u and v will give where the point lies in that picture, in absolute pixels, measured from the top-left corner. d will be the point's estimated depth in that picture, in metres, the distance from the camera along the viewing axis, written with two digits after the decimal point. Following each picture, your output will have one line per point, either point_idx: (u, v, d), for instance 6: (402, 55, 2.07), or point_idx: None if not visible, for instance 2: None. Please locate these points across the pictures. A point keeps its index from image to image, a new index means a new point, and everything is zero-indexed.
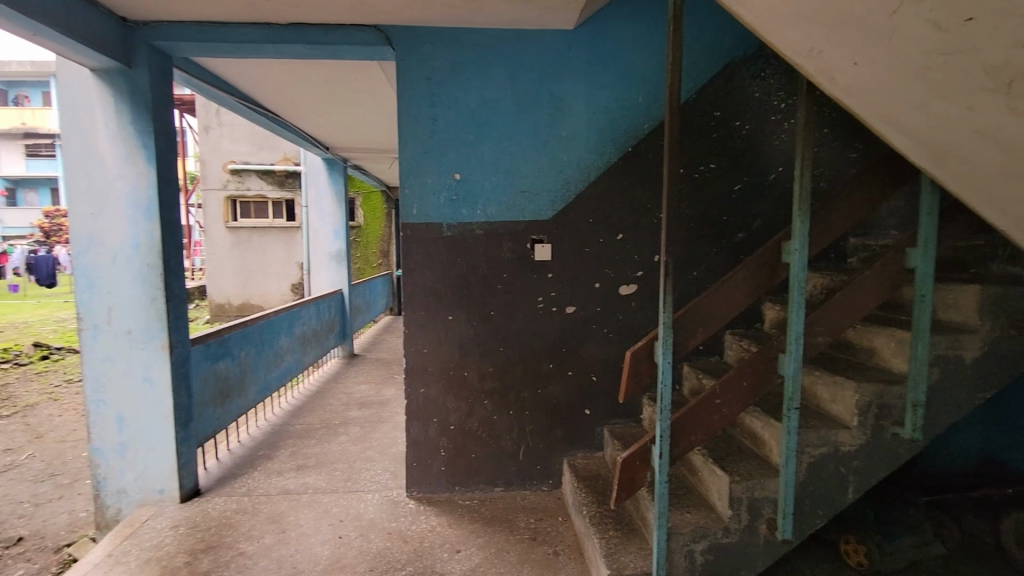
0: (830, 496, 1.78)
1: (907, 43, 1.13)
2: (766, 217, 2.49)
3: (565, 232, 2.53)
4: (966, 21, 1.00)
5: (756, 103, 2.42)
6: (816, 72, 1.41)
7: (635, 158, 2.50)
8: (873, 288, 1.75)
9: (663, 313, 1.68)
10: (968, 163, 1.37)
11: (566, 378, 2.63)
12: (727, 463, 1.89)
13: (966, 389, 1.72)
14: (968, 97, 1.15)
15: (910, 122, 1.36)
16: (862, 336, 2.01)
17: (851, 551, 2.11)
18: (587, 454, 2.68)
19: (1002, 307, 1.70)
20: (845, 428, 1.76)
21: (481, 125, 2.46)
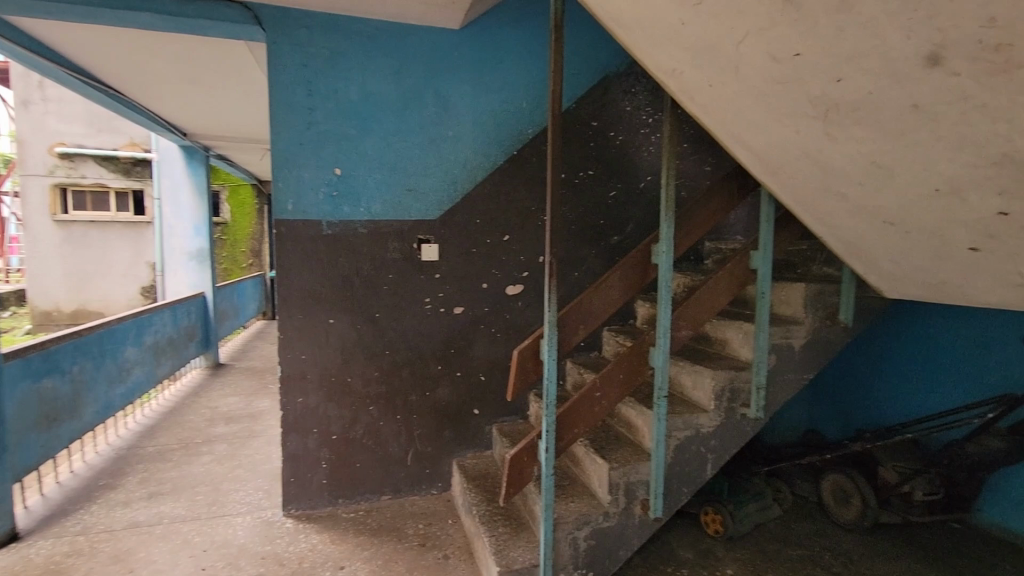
0: (693, 474, 1.97)
1: (751, 71, 1.28)
2: (637, 222, 2.70)
3: (452, 232, 2.52)
4: (794, 56, 1.16)
5: (628, 116, 2.61)
6: (679, 91, 1.57)
7: (520, 162, 2.56)
8: (725, 286, 1.98)
9: (548, 311, 1.75)
10: (796, 178, 1.61)
11: (454, 379, 2.61)
12: (606, 452, 2.01)
13: (796, 371, 2.01)
14: (796, 121, 1.35)
15: (752, 140, 1.56)
16: (716, 329, 2.26)
17: (710, 520, 2.38)
18: (476, 454, 2.69)
19: (821, 302, 2.01)
20: (704, 411, 1.97)
21: (363, 118, 2.35)
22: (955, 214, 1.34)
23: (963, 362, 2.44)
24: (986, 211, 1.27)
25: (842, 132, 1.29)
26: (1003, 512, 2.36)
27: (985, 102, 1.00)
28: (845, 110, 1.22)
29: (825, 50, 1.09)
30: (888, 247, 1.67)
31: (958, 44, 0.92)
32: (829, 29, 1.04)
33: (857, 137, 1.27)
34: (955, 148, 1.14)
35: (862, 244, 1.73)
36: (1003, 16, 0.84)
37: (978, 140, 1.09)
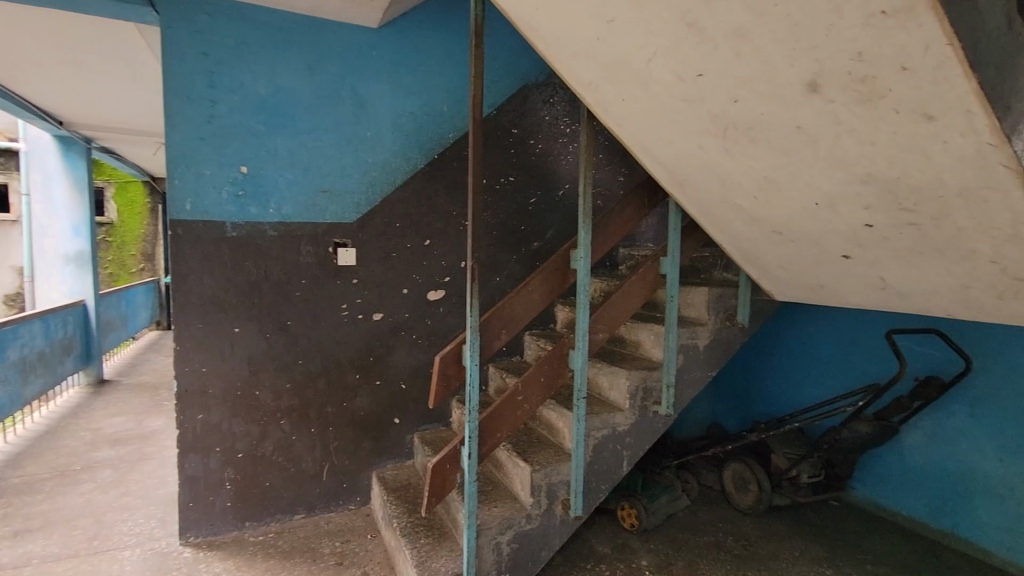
0: (610, 471, 2.04)
1: (659, 87, 1.37)
2: (556, 228, 2.78)
3: (371, 236, 2.44)
4: (697, 76, 1.25)
5: (547, 125, 2.68)
6: (594, 103, 1.63)
7: (440, 166, 2.54)
8: (638, 290, 2.08)
9: (471, 317, 1.75)
10: (699, 190, 1.73)
11: (373, 389, 2.53)
12: (528, 454, 2.04)
13: (701, 369, 2.16)
14: (699, 136, 1.45)
15: (661, 153, 1.66)
16: (630, 332, 2.37)
17: (626, 514, 2.49)
18: (396, 464, 2.61)
19: (722, 304, 2.18)
20: (620, 410, 2.06)
21: (273, 114, 2.22)
22: (830, 226, 1.51)
23: (838, 356, 2.74)
24: (855, 223, 1.43)
25: (738, 148, 1.40)
26: (873, 487, 2.67)
27: (853, 127, 1.14)
28: (741, 128, 1.33)
29: (724, 72, 1.19)
30: (777, 255, 1.84)
31: (833, 74, 1.05)
32: (727, 53, 1.14)
33: (751, 153, 1.40)
34: (830, 167, 1.28)
35: (756, 251, 1.89)
36: (867, 52, 0.96)
37: (848, 160, 1.23)
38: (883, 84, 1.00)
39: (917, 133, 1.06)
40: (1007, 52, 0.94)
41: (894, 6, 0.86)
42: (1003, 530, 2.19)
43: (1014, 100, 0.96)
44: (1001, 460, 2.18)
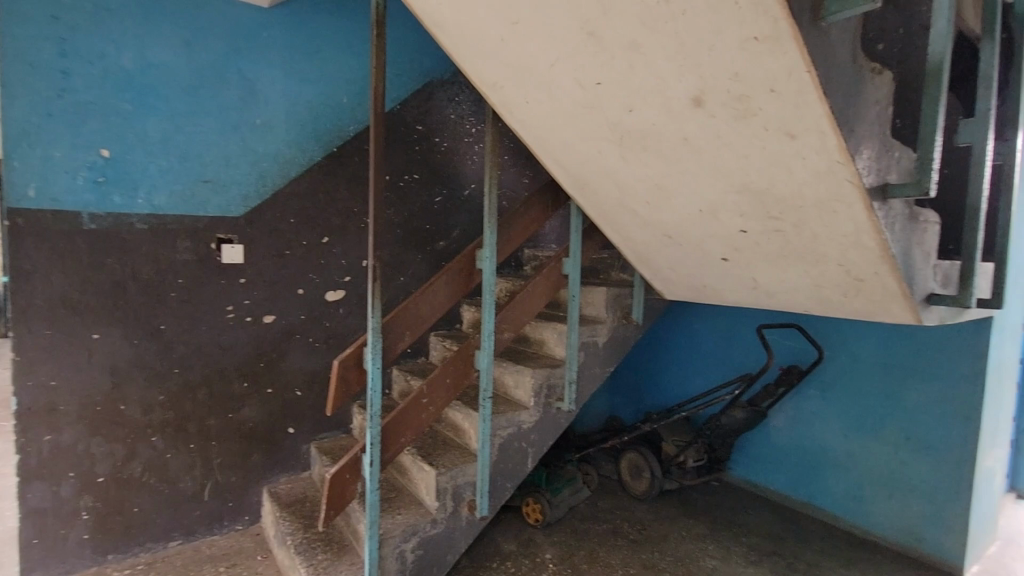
0: (515, 469, 2.07)
1: (560, 92, 1.41)
2: (462, 228, 2.76)
3: (261, 232, 2.26)
4: (596, 84, 1.31)
5: (452, 124, 2.66)
6: (499, 104, 1.64)
7: (339, 160, 2.42)
8: (542, 290, 2.13)
9: (373, 318, 1.68)
10: (597, 193, 1.81)
11: (263, 397, 2.34)
12: (433, 457, 2.00)
13: (600, 365, 2.26)
14: (598, 143, 1.52)
15: (563, 156, 1.71)
16: (534, 330, 2.42)
17: (531, 510, 2.54)
18: (290, 477, 2.43)
19: (619, 303, 2.30)
20: (525, 408, 2.09)
21: (142, 92, 1.97)
22: (712, 231, 1.65)
23: (718, 349, 3.02)
24: (732, 229, 1.58)
25: (633, 155, 1.49)
26: (746, 466, 2.97)
27: (731, 141, 1.25)
28: (635, 137, 1.41)
29: (621, 82, 1.26)
30: (667, 257, 1.98)
31: (714, 91, 1.14)
32: (623, 64, 1.20)
33: (644, 160, 1.48)
34: (712, 177, 1.40)
35: (649, 253, 2.02)
36: (743, 73, 1.06)
37: (727, 171, 1.35)
38: (756, 104, 1.11)
39: (783, 149, 1.19)
40: (851, 83, 1.09)
41: (765, 33, 0.95)
42: (848, 496, 2.54)
43: (857, 125, 1.12)
44: (847, 435, 2.53)
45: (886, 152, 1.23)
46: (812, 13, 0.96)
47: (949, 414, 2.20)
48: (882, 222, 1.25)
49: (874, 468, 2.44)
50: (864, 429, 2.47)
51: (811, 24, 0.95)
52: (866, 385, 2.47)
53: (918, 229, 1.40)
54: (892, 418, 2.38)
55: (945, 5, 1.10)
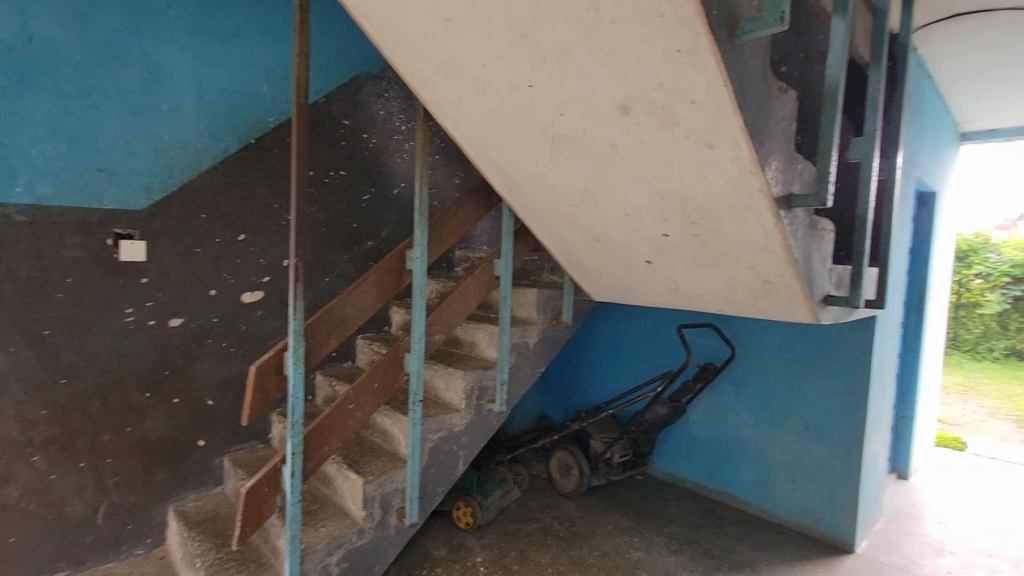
0: (445, 474, 2.03)
1: (492, 93, 1.41)
2: (391, 228, 2.69)
3: (167, 227, 2.07)
4: (528, 87, 1.32)
5: (381, 120, 2.59)
6: (430, 101, 1.60)
7: (258, 152, 2.27)
8: (474, 291, 2.12)
9: (294, 321, 1.59)
10: (528, 195, 1.82)
11: (169, 407, 2.15)
12: (359, 465, 1.92)
13: (530, 366, 2.28)
14: (530, 146, 1.54)
15: (495, 157, 1.71)
16: (465, 332, 2.40)
17: (462, 514, 2.52)
18: (201, 494, 2.25)
19: (550, 305, 2.34)
20: (456, 411, 2.06)
21: (23, 67, 1.74)
22: (637, 235, 1.71)
23: (642, 348, 3.15)
24: (656, 233, 1.65)
25: (563, 158, 1.52)
26: (668, 460, 3.12)
27: (655, 148, 1.30)
28: (565, 141, 1.44)
29: (551, 86, 1.28)
30: (595, 259, 2.03)
31: (640, 100, 1.19)
32: (554, 68, 1.22)
33: (574, 164, 1.52)
34: (637, 182, 1.46)
35: (578, 256, 2.07)
36: (666, 84, 1.11)
37: (652, 177, 1.41)
38: (678, 114, 1.17)
39: (702, 158, 1.26)
40: (762, 99, 1.17)
41: (686, 47, 1.01)
42: (758, 483, 2.73)
43: (766, 138, 1.20)
44: (757, 427, 2.73)
45: (790, 164, 1.34)
46: (728, 32, 1.02)
47: (842, 404, 2.43)
48: (787, 229, 1.35)
49: (780, 456, 2.64)
50: (771, 420, 2.67)
51: (727, 41, 1.02)
52: (772, 380, 2.67)
53: (817, 236, 1.54)
54: (795, 409, 2.59)
55: (841, 32, 1.21)
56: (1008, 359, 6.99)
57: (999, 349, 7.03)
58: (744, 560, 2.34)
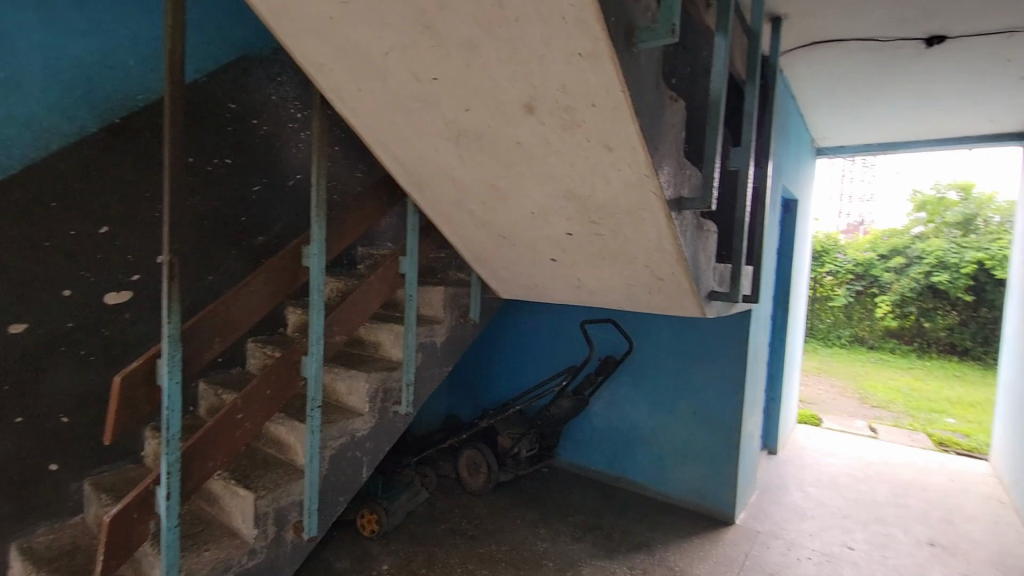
0: (348, 482, 1.93)
1: (395, 84, 1.36)
2: (284, 222, 2.51)
3: (6, 217, 1.73)
4: (432, 79, 1.28)
5: (272, 106, 2.40)
6: (327, 88, 1.51)
7: (122, 134, 2.00)
8: (377, 290, 2.05)
9: (169, 324, 1.42)
10: (434, 192, 1.79)
11: (11, 428, 1.81)
12: (250, 480, 1.77)
13: (437, 365, 2.24)
14: (435, 140, 1.51)
15: (399, 151, 1.65)
16: (369, 332, 2.30)
17: (366, 522, 2.42)
18: (53, 526, 1.94)
19: (456, 303, 2.31)
20: (359, 415, 1.97)
21: None
22: (542, 233, 1.75)
23: (547, 345, 3.23)
24: (560, 232, 1.69)
25: (470, 155, 1.50)
26: (572, 451, 3.23)
27: (559, 148, 1.33)
28: (471, 137, 1.43)
29: (458, 80, 1.26)
30: (501, 257, 2.04)
31: (544, 100, 1.21)
32: (459, 62, 1.20)
33: (480, 161, 1.51)
34: (541, 181, 1.48)
35: (485, 253, 2.07)
36: (569, 85, 1.14)
37: (556, 177, 1.44)
38: (580, 116, 1.20)
39: (602, 160, 1.30)
40: (656, 106, 1.24)
41: (587, 50, 1.04)
42: (654, 467, 2.92)
43: (659, 143, 1.28)
44: (652, 415, 2.91)
45: (680, 169, 1.44)
46: (628, 39, 1.07)
47: (723, 390, 2.68)
48: (678, 230, 1.45)
49: (672, 441, 2.85)
50: (664, 408, 2.87)
51: (626, 47, 1.06)
52: (666, 370, 2.86)
53: (703, 236, 1.67)
54: (684, 397, 2.80)
55: (722, 50, 1.32)
56: (852, 345, 8.03)
57: (845, 336, 8.07)
58: (641, 540, 2.48)
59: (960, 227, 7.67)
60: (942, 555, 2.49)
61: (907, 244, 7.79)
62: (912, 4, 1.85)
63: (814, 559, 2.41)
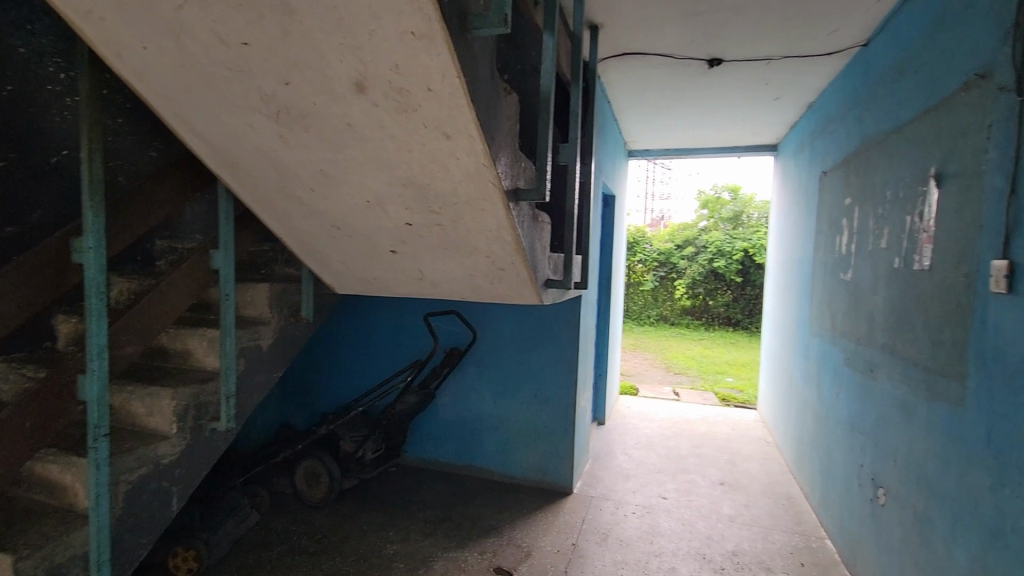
0: (153, 518, 1.62)
1: (194, 45, 1.15)
2: (45, 209, 1.99)
3: None
4: (241, 44, 1.12)
5: (21, 62, 1.84)
6: (98, 42, 1.22)
7: None
8: (182, 290, 1.75)
9: None
10: (250, 176, 1.58)
11: None
12: (5, 540, 1.37)
13: (264, 371, 2.00)
14: (249, 116, 1.32)
15: (204, 127, 1.41)
16: (175, 340, 1.94)
17: (181, 561, 2.07)
18: None
19: (284, 301, 2.08)
20: (164, 439, 1.66)
21: None
22: (378, 223, 1.66)
23: (390, 341, 3.12)
24: (399, 222, 1.63)
25: (293, 136, 1.35)
26: (419, 447, 3.17)
27: (393, 133, 1.27)
28: (295, 115, 1.28)
29: (274, 48, 1.11)
30: (334, 249, 1.89)
31: (376, 79, 1.13)
32: (275, 28, 1.06)
33: (307, 143, 1.37)
34: (376, 168, 1.40)
35: (315, 245, 1.90)
36: (402, 66, 1.08)
37: (392, 164, 1.38)
38: (415, 100, 1.15)
39: (440, 147, 1.28)
40: (491, 97, 1.26)
41: (420, 30, 0.99)
42: (499, 451, 3.02)
43: (495, 134, 1.29)
44: (496, 401, 3.01)
45: (515, 162, 1.48)
46: (461, 24, 1.05)
47: (560, 371, 2.88)
48: (515, 220, 1.49)
49: (516, 425, 2.98)
50: (507, 393, 2.98)
51: (460, 32, 1.05)
52: (507, 358, 2.97)
53: (538, 227, 1.75)
54: (526, 381, 2.94)
55: (550, 48, 1.38)
56: (659, 323, 9.30)
57: (653, 316, 9.32)
58: (491, 523, 2.55)
59: (731, 222, 9.40)
60: (730, 491, 3.04)
61: (696, 236, 9.26)
62: (698, 28, 2.18)
63: (637, 512, 2.73)
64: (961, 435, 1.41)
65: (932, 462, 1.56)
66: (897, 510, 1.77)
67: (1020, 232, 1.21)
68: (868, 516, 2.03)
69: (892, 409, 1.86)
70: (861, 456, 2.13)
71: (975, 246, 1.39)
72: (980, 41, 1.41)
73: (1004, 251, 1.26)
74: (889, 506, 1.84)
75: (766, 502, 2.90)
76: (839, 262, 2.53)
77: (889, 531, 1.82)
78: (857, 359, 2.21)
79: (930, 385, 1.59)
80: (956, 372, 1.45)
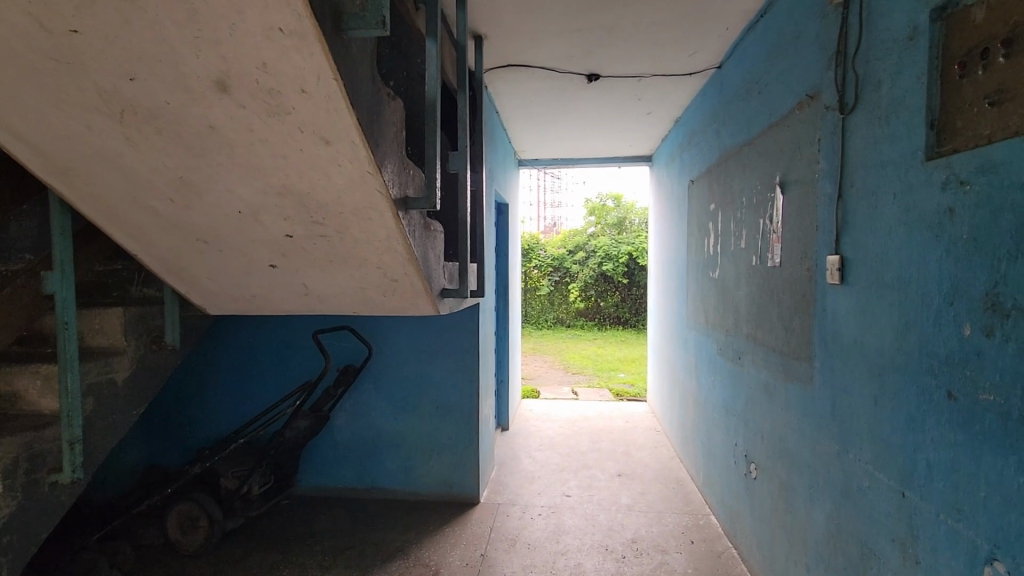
0: None
1: (5, 29, 0.97)
2: None
3: None
4: (70, 31, 0.96)
5: None
6: None
7: None
8: None
9: None
10: (92, 184, 1.36)
11: None
12: None
13: (119, 409, 1.74)
14: (85, 116, 1.14)
15: (25, 127, 1.20)
16: None
17: None
18: None
19: (141, 327, 1.82)
20: None
21: None
22: (253, 236, 1.52)
23: (275, 362, 2.87)
24: (277, 234, 1.50)
25: (143, 139, 1.19)
26: (314, 475, 2.96)
27: (265, 137, 1.17)
28: (144, 115, 1.13)
29: (112, 38, 0.97)
30: (203, 265, 1.71)
31: (240, 77, 1.03)
32: (112, 14, 0.92)
33: (161, 148, 1.21)
34: (246, 174, 1.28)
35: (179, 261, 1.69)
36: (271, 65, 1.00)
37: (264, 171, 1.26)
38: (288, 102, 1.07)
39: (319, 154, 1.20)
40: (373, 101, 1.21)
41: (289, 27, 0.92)
42: (401, 469, 2.91)
43: (380, 140, 1.25)
44: (396, 417, 2.90)
45: (402, 169, 1.43)
46: (334, 22, 1.00)
47: (460, 381, 2.85)
48: (406, 229, 1.44)
49: (418, 440, 2.89)
50: (407, 408, 2.89)
51: (334, 33, 0.99)
52: (406, 371, 2.88)
53: (430, 235, 1.71)
54: (426, 393, 2.87)
55: (433, 54, 1.36)
56: (556, 325, 9.64)
57: (551, 319, 9.64)
58: (396, 546, 2.44)
59: (616, 228, 10.05)
60: (627, 481, 3.21)
61: (585, 241, 9.76)
62: (577, 44, 2.29)
63: (543, 513, 2.78)
64: (813, 410, 1.61)
65: (792, 435, 1.76)
66: (766, 482, 1.98)
67: (847, 230, 1.42)
68: (744, 489, 2.25)
69: (758, 391, 2.07)
70: (735, 435, 2.35)
71: (814, 244, 1.60)
72: (809, 67, 1.63)
73: (836, 248, 1.47)
74: (760, 478, 2.05)
75: (659, 487, 3.10)
76: (708, 261, 2.79)
77: (761, 501, 2.03)
78: (728, 348, 2.45)
79: (786, 367, 1.79)
80: (805, 354, 1.66)
